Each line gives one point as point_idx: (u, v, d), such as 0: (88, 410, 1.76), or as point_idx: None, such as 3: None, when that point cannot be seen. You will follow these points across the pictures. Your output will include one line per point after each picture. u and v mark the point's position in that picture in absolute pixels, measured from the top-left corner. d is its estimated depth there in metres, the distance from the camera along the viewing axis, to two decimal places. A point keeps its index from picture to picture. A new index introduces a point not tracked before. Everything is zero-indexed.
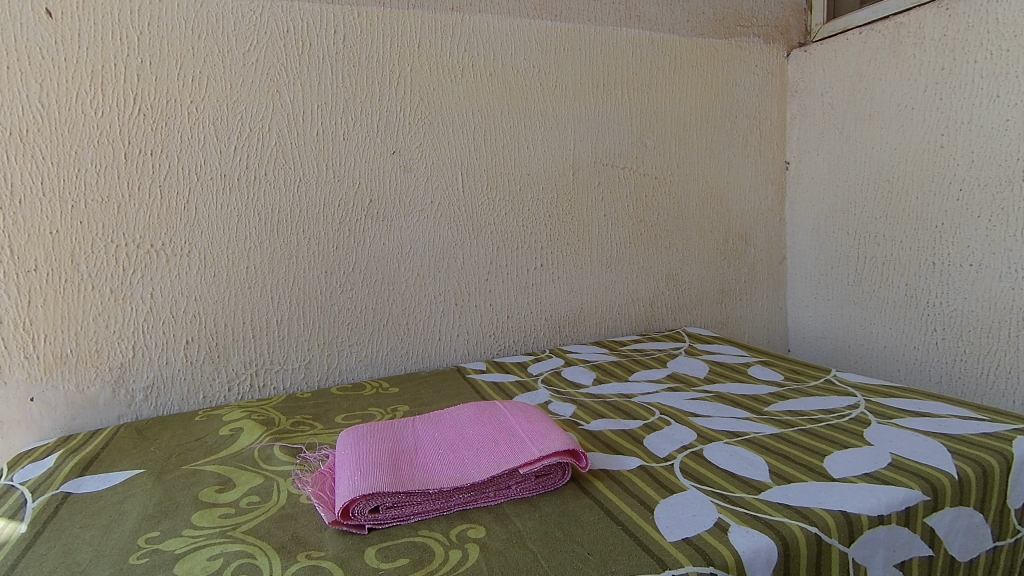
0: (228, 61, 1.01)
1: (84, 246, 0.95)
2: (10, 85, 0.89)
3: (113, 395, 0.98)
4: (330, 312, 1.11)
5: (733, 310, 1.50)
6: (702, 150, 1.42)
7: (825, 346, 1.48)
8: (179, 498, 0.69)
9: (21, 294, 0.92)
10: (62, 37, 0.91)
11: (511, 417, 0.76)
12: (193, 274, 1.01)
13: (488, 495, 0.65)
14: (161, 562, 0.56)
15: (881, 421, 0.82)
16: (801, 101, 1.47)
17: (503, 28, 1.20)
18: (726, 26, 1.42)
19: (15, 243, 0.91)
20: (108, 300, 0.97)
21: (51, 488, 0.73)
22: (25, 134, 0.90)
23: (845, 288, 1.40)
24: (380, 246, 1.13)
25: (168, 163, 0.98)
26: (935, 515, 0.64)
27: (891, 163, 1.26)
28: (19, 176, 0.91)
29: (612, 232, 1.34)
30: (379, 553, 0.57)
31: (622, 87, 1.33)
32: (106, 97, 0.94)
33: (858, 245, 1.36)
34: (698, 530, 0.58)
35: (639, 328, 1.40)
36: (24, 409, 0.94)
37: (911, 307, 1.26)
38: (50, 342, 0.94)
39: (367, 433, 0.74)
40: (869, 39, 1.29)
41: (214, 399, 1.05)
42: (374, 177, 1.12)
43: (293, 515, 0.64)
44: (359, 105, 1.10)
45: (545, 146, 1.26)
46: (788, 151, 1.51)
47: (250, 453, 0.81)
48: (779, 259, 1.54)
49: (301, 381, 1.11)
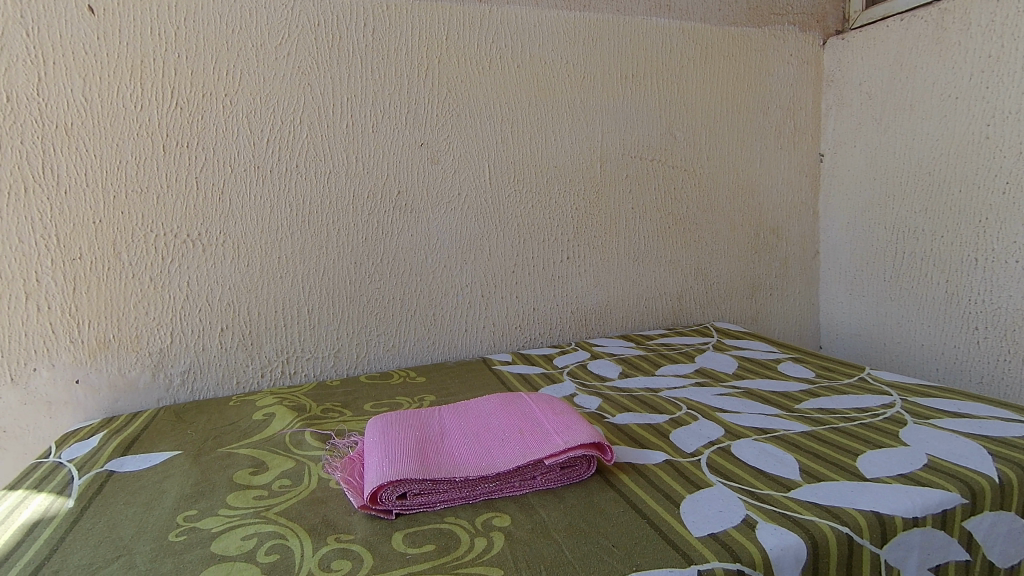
0: (261, 55, 1.03)
1: (125, 235, 0.98)
2: (56, 80, 0.92)
3: (151, 379, 1.02)
4: (358, 302, 1.13)
5: (762, 306, 1.47)
6: (733, 142, 1.39)
7: (859, 344, 1.44)
8: (215, 479, 0.71)
9: (66, 281, 0.96)
10: (104, 33, 0.94)
11: (537, 409, 0.77)
12: (227, 263, 1.04)
13: (513, 485, 0.66)
14: (198, 540, 0.59)
15: (916, 421, 0.80)
16: (837, 91, 1.43)
17: (530, 19, 1.20)
18: (760, 15, 1.38)
19: (61, 232, 0.95)
20: (147, 288, 1.00)
21: (96, 466, 0.77)
22: (70, 128, 0.94)
23: (881, 284, 1.36)
24: (408, 237, 1.15)
25: (203, 155, 1.01)
26: (973, 519, 0.62)
27: (933, 155, 1.22)
28: (64, 167, 0.94)
29: (639, 225, 1.33)
30: (406, 538, 0.58)
31: (650, 78, 1.31)
32: (145, 91, 0.97)
33: (896, 240, 1.32)
34: (725, 527, 0.58)
35: (666, 322, 1.38)
36: (70, 390, 0.98)
37: (951, 304, 1.22)
38: (93, 328, 0.98)
39: (395, 421, 0.75)
40: (911, 26, 1.24)
41: (247, 385, 1.08)
42: (402, 169, 1.13)
43: (323, 499, 0.66)
44: (387, 98, 1.11)
45: (572, 139, 1.25)
46: (823, 143, 1.47)
47: (282, 438, 0.83)
48: (812, 253, 1.50)
49: (330, 369, 1.13)
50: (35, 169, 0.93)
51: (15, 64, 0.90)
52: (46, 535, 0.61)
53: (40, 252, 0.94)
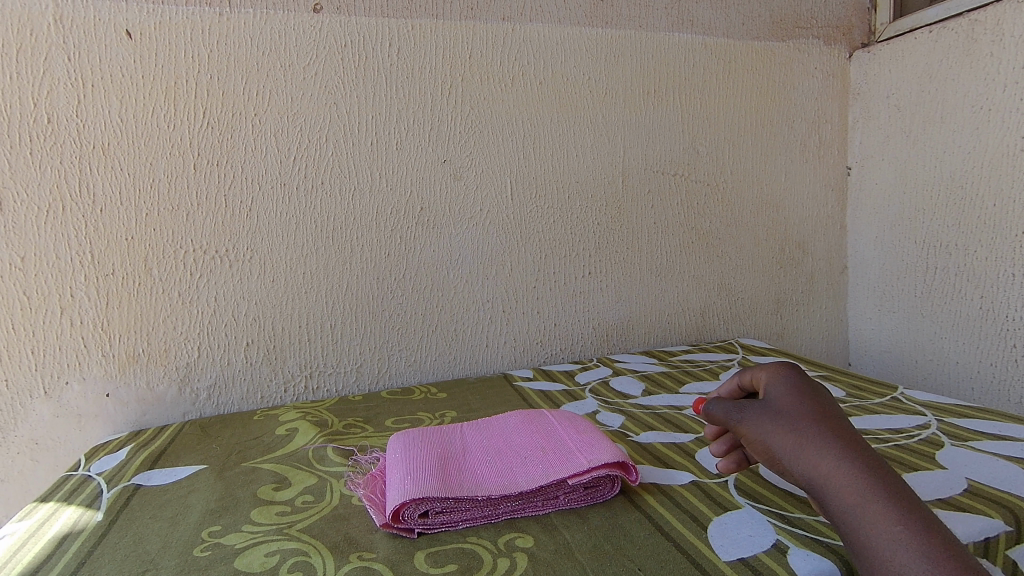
0: (290, 75, 1.05)
1: (156, 252, 1.01)
2: (95, 102, 0.96)
3: (178, 393, 1.04)
4: (381, 317, 1.14)
5: (788, 322, 1.44)
6: (758, 156, 1.38)
7: (889, 361, 1.40)
8: (239, 495, 0.72)
9: (100, 296, 0.99)
10: (140, 56, 0.98)
11: (560, 427, 0.76)
12: (253, 278, 1.06)
13: (536, 505, 0.65)
14: (222, 555, 0.59)
15: (953, 442, 0.77)
16: (864, 104, 1.40)
17: (553, 36, 1.21)
18: (784, 28, 1.38)
19: (95, 249, 0.98)
20: (176, 303, 1.02)
21: (124, 479, 0.78)
22: (107, 147, 0.97)
23: (912, 300, 1.33)
24: (431, 253, 1.15)
25: (232, 173, 1.03)
26: (1020, 549, 0.58)
27: (965, 168, 1.20)
28: (100, 186, 0.97)
29: (662, 240, 1.32)
30: (429, 558, 0.58)
31: (673, 93, 1.30)
32: (178, 111, 1.00)
33: (927, 254, 1.28)
34: (755, 551, 0.56)
35: (689, 338, 1.36)
36: (101, 403, 1.00)
37: (988, 321, 1.18)
38: (124, 342, 1.00)
39: (417, 438, 0.75)
40: (940, 37, 1.22)
41: (271, 400, 1.09)
42: (426, 185, 1.14)
43: (345, 516, 0.66)
44: (411, 115, 1.12)
45: (594, 154, 1.25)
46: (850, 156, 1.45)
47: (305, 453, 0.84)
48: (839, 268, 1.47)
49: (353, 384, 1.14)
50: (73, 187, 0.96)
51: (56, 88, 0.94)
52: (75, 548, 0.62)
53: (74, 268, 0.97)
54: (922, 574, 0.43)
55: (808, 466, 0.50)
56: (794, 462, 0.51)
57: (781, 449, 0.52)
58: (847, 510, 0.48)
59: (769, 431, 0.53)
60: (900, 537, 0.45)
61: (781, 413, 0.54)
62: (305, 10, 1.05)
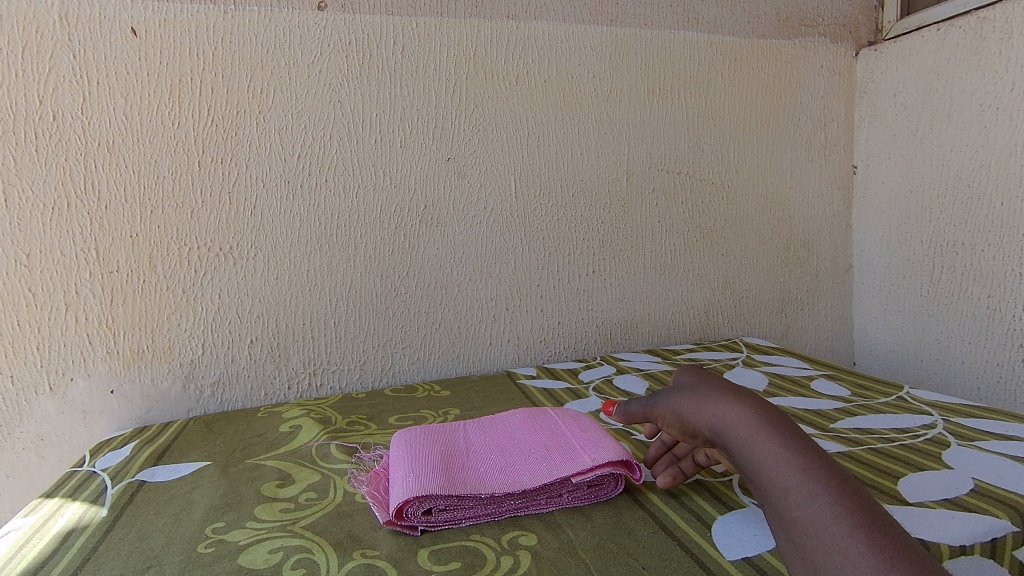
0: (294, 73, 1.05)
1: (160, 249, 1.01)
2: (100, 99, 0.96)
3: (182, 390, 1.04)
4: (385, 314, 1.14)
5: (793, 321, 1.44)
6: (763, 154, 1.37)
7: (895, 360, 1.39)
8: (243, 491, 0.72)
9: (104, 293, 0.99)
10: (145, 54, 0.98)
11: (564, 425, 0.76)
12: (257, 276, 1.06)
13: (539, 503, 0.65)
14: (226, 552, 0.59)
15: (960, 442, 0.76)
16: (871, 102, 1.40)
17: (558, 34, 1.20)
18: (790, 26, 1.37)
19: (100, 246, 0.98)
20: (181, 301, 1.02)
21: (128, 475, 0.78)
22: (112, 145, 0.97)
23: (918, 299, 1.32)
24: (435, 251, 1.15)
25: (236, 170, 1.03)
26: None
27: (972, 167, 1.19)
28: (105, 183, 0.97)
29: (667, 238, 1.31)
30: (432, 556, 0.58)
31: (677, 91, 1.30)
32: (182, 109, 1.00)
33: (934, 253, 1.28)
34: (760, 550, 0.56)
35: (693, 337, 1.36)
36: (105, 399, 1.01)
37: (995, 321, 1.18)
38: (128, 339, 1.01)
39: (420, 435, 0.75)
40: (948, 35, 1.21)
41: (274, 397, 1.09)
42: (429, 183, 1.14)
43: (348, 513, 0.66)
44: (415, 113, 1.12)
45: (598, 152, 1.25)
46: (856, 155, 1.44)
47: (308, 450, 0.84)
48: (845, 267, 1.46)
49: (356, 381, 1.14)
50: (78, 185, 0.96)
51: (61, 85, 0.94)
52: (80, 544, 0.62)
53: (79, 265, 0.97)
54: (796, 483, 0.48)
55: (709, 417, 0.57)
56: (697, 416, 0.59)
57: (686, 410, 0.60)
58: (739, 443, 0.53)
59: (675, 399, 0.63)
60: (780, 456, 0.50)
61: (684, 386, 0.64)
62: (309, 8, 1.05)
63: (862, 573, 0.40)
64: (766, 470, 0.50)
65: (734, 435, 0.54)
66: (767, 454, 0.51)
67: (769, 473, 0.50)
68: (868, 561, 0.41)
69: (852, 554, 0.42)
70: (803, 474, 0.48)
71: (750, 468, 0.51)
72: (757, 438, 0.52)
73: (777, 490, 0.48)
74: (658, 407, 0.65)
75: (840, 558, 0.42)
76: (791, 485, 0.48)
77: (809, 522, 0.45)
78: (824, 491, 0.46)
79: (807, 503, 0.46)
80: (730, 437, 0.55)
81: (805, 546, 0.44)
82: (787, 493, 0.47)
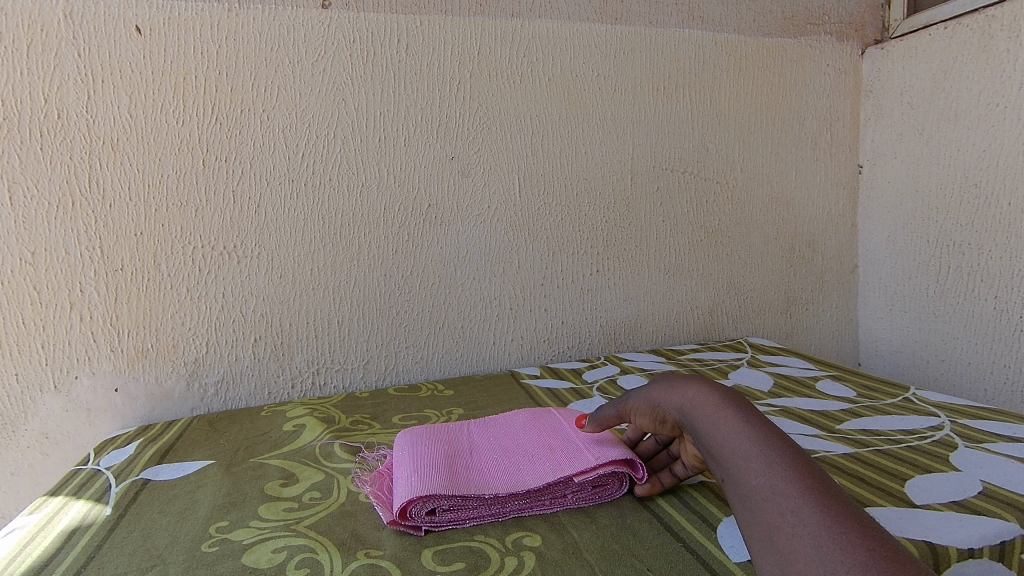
0: (297, 71, 1.05)
1: (164, 248, 1.01)
2: (105, 97, 0.96)
3: (186, 388, 1.04)
4: (388, 313, 1.13)
5: (798, 321, 1.43)
6: (768, 153, 1.37)
7: (901, 361, 1.39)
8: (246, 490, 0.72)
9: (109, 291, 0.99)
10: (149, 52, 0.98)
11: (568, 425, 0.75)
12: (261, 274, 1.06)
13: (543, 503, 0.64)
14: (229, 551, 0.59)
15: (968, 444, 0.76)
16: (877, 101, 1.39)
17: (563, 32, 1.20)
18: (796, 25, 1.36)
19: (105, 244, 0.98)
20: (185, 299, 1.03)
21: (132, 474, 0.78)
22: (116, 143, 0.97)
23: (924, 300, 1.31)
24: (438, 250, 1.15)
25: (240, 169, 1.03)
26: None
27: (979, 167, 1.18)
28: (110, 181, 0.98)
29: (671, 238, 1.31)
30: (436, 556, 0.57)
31: (682, 90, 1.29)
32: (187, 107, 1.00)
33: (940, 253, 1.27)
34: None
35: (698, 337, 1.36)
36: (110, 398, 1.01)
37: (1002, 322, 1.17)
38: (133, 338, 1.01)
39: (424, 435, 0.75)
40: (956, 34, 1.21)
41: (278, 396, 1.09)
42: (433, 182, 1.14)
43: (352, 513, 0.66)
44: (419, 111, 1.12)
45: (602, 152, 1.24)
46: (861, 154, 1.43)
47: (312, 449, 0.84)
48: (850, 267, 1.45)
49: (360, 380, 1.14)
50: (83, 183, 0.96)
51: (65, 84, 0.94)
52: (83, 543, 0.62)
53: (84, 263, 0.97)
54: (754, 449, 0.45)
55: (679, 401, 0.56)
56: (669, 403, 0.58)
57: (660, 397, 0.60)
58: (703, 420, 0.52)
59: (648, 388, 0.62)
60: (740, 427, 0.48)
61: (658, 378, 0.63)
62: (313, 6, 1.05)
63: (811, 528, 0.38)
64: (726, 440, 0.48)
65: (699, 413, 0.53)
66: (727, 427, 0.49)
67: (726, 443, 0.48)
68: (820, 522, 0.38)
69: (801, 511, 0.39)
70: (761, 443, 0.46)
71: (711, 442, 0.49)
72: (720, 414, 0.51)
73: (734, 458, 0.46)
74: (631, 400, 0.64)
75: (791, 517, 0.39)
76: (750, 453, 0.45)
77: (764, 487, 0.42)
78: (780, 457, 0.44)
79: (764, 469, 0.43)
80: (696, 417, 0.53)
81: (757, 511, 0.41)
82: (745, 461, 0.45)
